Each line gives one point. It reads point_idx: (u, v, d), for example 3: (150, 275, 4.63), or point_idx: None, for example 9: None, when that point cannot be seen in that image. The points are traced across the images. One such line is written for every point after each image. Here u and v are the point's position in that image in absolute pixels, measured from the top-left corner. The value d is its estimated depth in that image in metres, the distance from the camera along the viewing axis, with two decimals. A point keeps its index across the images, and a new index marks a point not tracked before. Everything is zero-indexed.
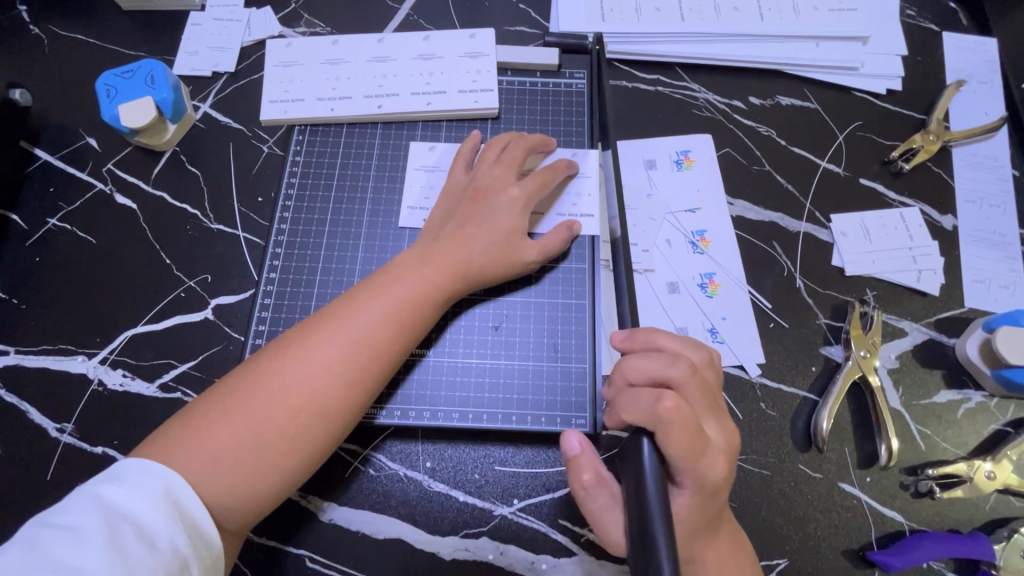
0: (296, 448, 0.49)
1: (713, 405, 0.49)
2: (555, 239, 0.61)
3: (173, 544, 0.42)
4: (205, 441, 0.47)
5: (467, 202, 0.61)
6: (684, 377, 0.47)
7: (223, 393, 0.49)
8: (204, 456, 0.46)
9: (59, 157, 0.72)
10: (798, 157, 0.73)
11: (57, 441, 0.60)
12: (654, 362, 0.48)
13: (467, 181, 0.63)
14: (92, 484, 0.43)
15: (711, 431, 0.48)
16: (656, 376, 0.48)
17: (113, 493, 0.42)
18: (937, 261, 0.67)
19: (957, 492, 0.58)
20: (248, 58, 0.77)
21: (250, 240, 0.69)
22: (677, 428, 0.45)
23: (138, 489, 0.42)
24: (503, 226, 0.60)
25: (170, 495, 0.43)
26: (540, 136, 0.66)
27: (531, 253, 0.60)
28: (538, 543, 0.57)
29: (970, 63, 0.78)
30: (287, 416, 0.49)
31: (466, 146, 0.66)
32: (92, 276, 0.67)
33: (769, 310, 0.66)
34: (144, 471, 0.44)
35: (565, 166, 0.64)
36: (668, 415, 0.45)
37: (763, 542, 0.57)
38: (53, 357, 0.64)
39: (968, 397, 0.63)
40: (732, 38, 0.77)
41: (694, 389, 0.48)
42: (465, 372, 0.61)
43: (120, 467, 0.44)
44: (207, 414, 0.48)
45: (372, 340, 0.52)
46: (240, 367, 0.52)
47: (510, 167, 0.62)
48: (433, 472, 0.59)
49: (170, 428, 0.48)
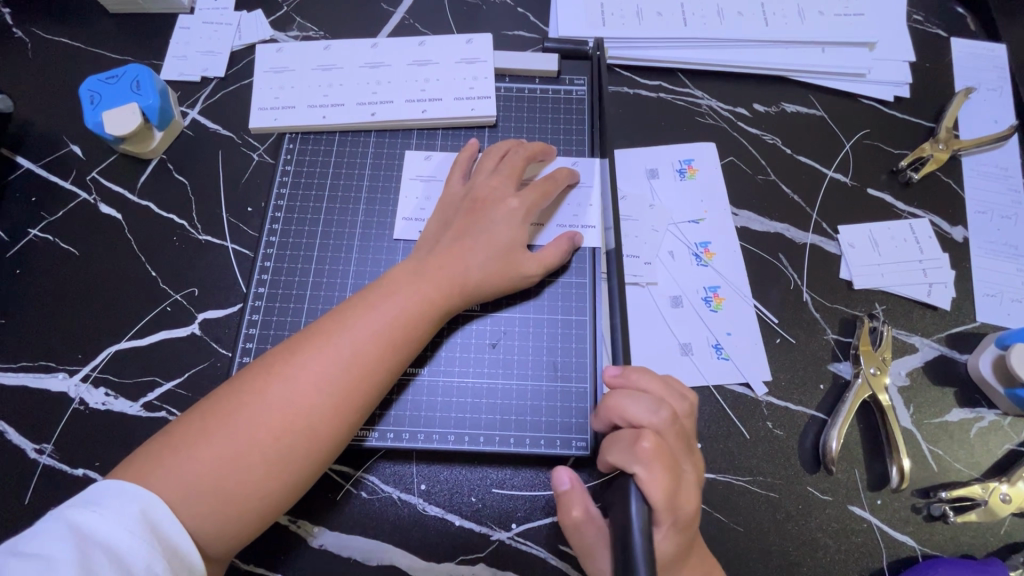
0: (283, 471, 0.47)
1: (690, 448, 0.50)
2: (556, 251, 0.59)
3: (150, 571, 0.39)
4: (187, 463, 0.44)
5: (465, 214, 0.59)
6: (666, 422, 0.48)
7: (207, 412, 0.47)
8: (185, 479, 0.44)
9: (41, 165, 0.70)
10: (804, 167, 0.71)
11: (36, 462, 0.58)
12: (638, 407, 0.49)
13: (465, 191, 0.61)
14: (65, 508, 0.41)
15: (689, 472, 0.49)
16: (639, 421, 0.48)
17: (87, 518, 0.40)
18: (948, 274, 0.66)
19: (972, 516, 0.56)
20: (238, 63, 0.75)
21: (238, 252, 0.66)
22: (657, 469, 0.46)
23: (113, 513, 0.40)
24: (501, 239, 0.58)
25: (148, 519, 0.41)
26: (539, 144, 0.64)
27: (531, 266, 0.58)
28: (536, 570, 0.55)
29: (979, 69, 0.77)
30: (273, 437, 0.46)
31: (463, 154, 0.64)
32: (74, 289, 0.65)
33: (775, 325, 0.64)
34: (121, 493, 0.42)
35: (566, 176, 0.62)
36: (647, 456, 0.46)
37: (770, 568, 0.55)
38: (32, 374, 0.61)
39: (981, 415, 0.61)
40: (735, 44, 0.75)
41: (674, 434, 0.48)
42: (461, 392, 0.58)
43: (96, 489, 0.42)
44: (189, 434, 0.46)
45: (363, 358, 0.50)
46: (225, 385, 0.50)
47: (509, 177, 0.60)
48: (427, 495, 0.57)
49: (150, 447, 0.46)
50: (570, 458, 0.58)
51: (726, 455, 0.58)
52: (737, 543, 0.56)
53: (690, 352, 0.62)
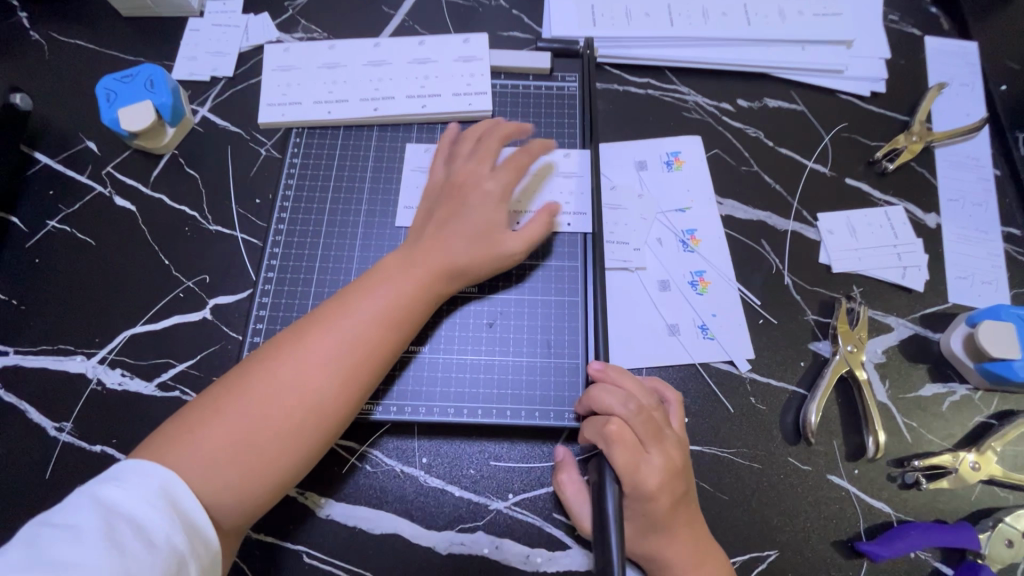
0: (291, 447, 0.50)
1: (663, 439, 0.53)
2: (537, 228, 0.62)
3: (171, 542, 0.42)
4: (200, 444, 0.47)
5: (447, 200, 0.62)
6: (632, 411, 0.53)
7: (216, 396, 0.50)
8: (198, 457, 0.47)
9: (59, 160, 0.73)
10: (785, 158, 0.74)
11: (56, 439, 0.61)
12: (609, 397, 0.54)
13: (445, 179, 0.65)
14: (90, 486, 0.43)
15: (656, 461, 0.52)
16: (609, 410, 0.53)
17: (111, 494, 0.42)
18: (921, 258, 0.69)
19: (943, 483, 0.59)
20: (246, 63, 0.79)
21: (247, 241, 0.70)
22: (616, 449, 0.51)
23: (137, 489, 0.43)
24: (483, 221, 0.61)
25: (168, 494, 0.44)
26: (514, 124, 0.66)
27: (514, 244, 0.61)
28: (532, 537, 0.58)
29: (951, 66, 0.81)
30: (281, 416, 0.49)
31: (442, 144, 0.68)
32: (91, 277, 0.68)
33: (758, 306, 0.67)
34: (142, 471, 0.44)
35: (541, 148, 0.65)
36: (609, 438, 0.52)
37: (754, 534, 0.58)
38: (53, 357, 0.64)
39: (953, 390, 0.64)
40: (719, 43, 0.79)
41: (641, 421, 0.53)
42: (460, 368, 0.62)
43: (118, 469, 0.44)
44: (200, 416, 0.49)
45: (362, 339, 0.53)
46: (229, 372, 0.52)
47: (485, 159, 0.63)
48: (428, 468, 0.60)
49: (162, 434, 0.48)
50: (564, 431, 0.61)
51: (712, 428, 0.62)
52: (722, 511, 0.59)
53: (677, 332, 0.66)
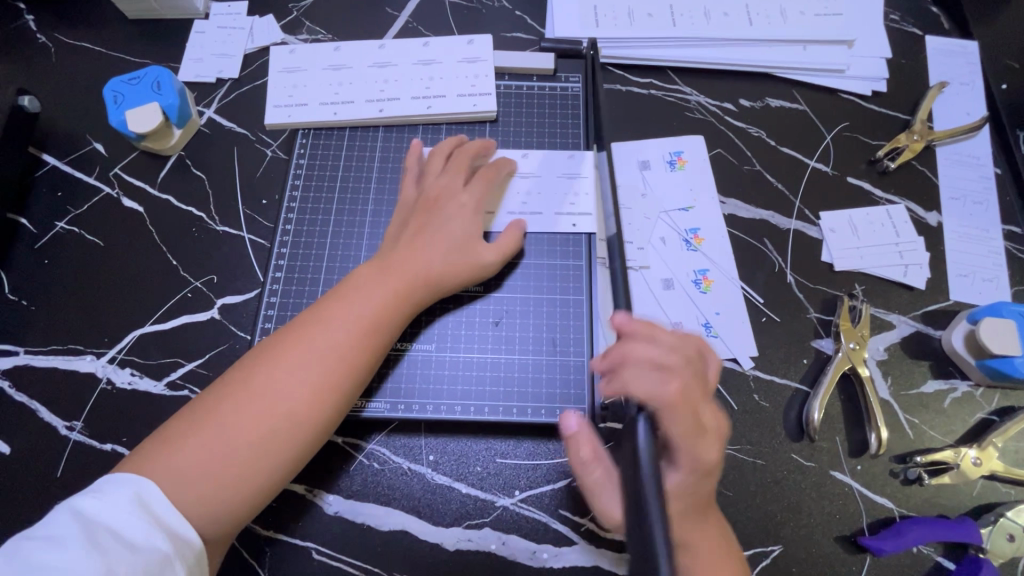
0: (267, 457, 0.50)
1: (708, 392, 0.50)
2: (510, 239, 0.63)
3: (151, 543, 0.44)
4: (178, 456, 0.48)
5: (420, 212, 0.63)
6: (681, 365, 0.48)
7: (194, 411, 0.51)
8: (175, 469, 0.47)
9: (66, 162, 0.74)
10: (787, 157, 0.75)
11: (67, 438, 0.62)
12: (657, 348, 0.49)
13: (418, 193, 0.65)
14: (72, 498, 0.45)
15: (711, 418, 0.49)
16: (661, 361, 0.48)
17: (89, 505, 0.44)
18: (923, 256, 0.70)
19: (945, 479, 0.60)
20: (252, 65, 0.79)
21: (254, 241, 0.70)
22: (681, 412, 0.46)
23: (111, 499, 0.44)
24: (457, 232, 0.62)
25: (142, 501, 0.45)
26: (480, 141, 0.68)
27: (489, 254, 0.62)
28: (539, 533, 0.58)
29: (952, 65, 0.81)
30: (255, 427, 0.50)
31: (410, 158, 0.68)
32: (100, 277, 0.69)
33: (761, 305, 0.68)
34: (118, 483, 0.46)
35: (506, 165, 0.67)
36: (675, 400, 0.46)
37: (758, 530, 0.59)
38: (62, 357, 0.65)
39: (955, 386, 0.65)
40: (722, 43, 0.79)
41: (692, 376, 0.49)
42: (467, 366, 0.62)
43: (98, 481, 0.46)
44: (180, 429, 0.50)
45: (336, 348, 0.54)
46: (211, 386, 0.53)
47: (456, 173, 0.65)
48: (436, 465, 0.61)
49: (146, 447, 0.49)
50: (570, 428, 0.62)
51: None
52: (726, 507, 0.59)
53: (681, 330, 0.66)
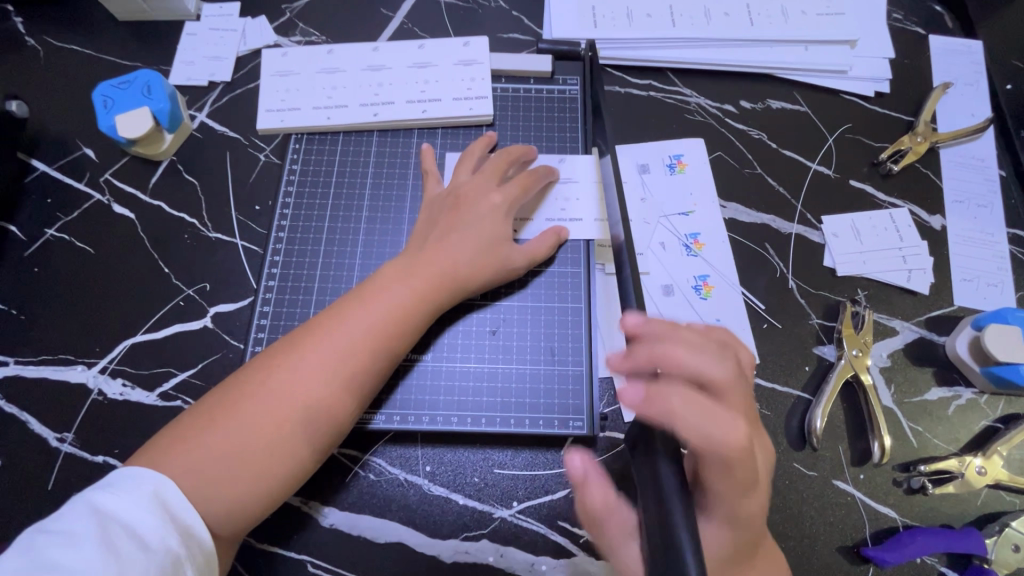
0: (282, 456, 0.49)
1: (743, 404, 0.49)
2: (542, 244, 0.63)
3: (165, 543, 0.43)
4: (195, 451, 0.47)
5: (449, 211, 0.62)
6: (724, 378, 0.46)
7: (213, 403, 0.50)
8: (192, 463, 0.47)
9: (56, 168, 0.73)
10: (789, 160, 0.74)
11: (58, 450, 0.61)
12: (700, 363, 0.46)
13: (447, 190, 0.65)
14: (86, 492, 0.44)
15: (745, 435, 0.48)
16: (702, 380, 0.45)
17: (105, 499, 0.43)
18: (926, 261, 0.69)
19: (949, 488, 0.59)
20: (244, 67, 0.78)
21: (247, 248, 0.69)
22: (735, 437, 0.43)
23: (129, 494, 0.43)
24: (485, 233, 0.61)
25: (159, 498, 0.44)
26: (521, 147, 0.67)
27: (516, 257, 0.62)
28: (537, 545, 0.58)
29: (956, 65, 0.80)
30: (273, 424, 0.49)
31: (427, 162, 0.68)
32: (91, 285, 0.68)
33: (762, 311, 0.67)
34: (135, 476, 0.45)
35: (546, 173, 0.66)
36: (730, 425, 0.43)
37: None
38: (53, 367, 0.64)
39: (959, 393, 0.64)
40: (722, 44, 0.78)
41: (732, 392, 0.47)
42: (464, 376, 0.61)
43: (114, 474, 0.45)
44: (198, 422, 0.49)
45: (356, 347, 0.53)
46: (229, 378, 0.52)
47: (492, 175, 0.64)
48: (432, 476, 0.60)
49: (162, 438, 0.49)
50: (568, 438, 0.61)
51: None
52: None
53: None
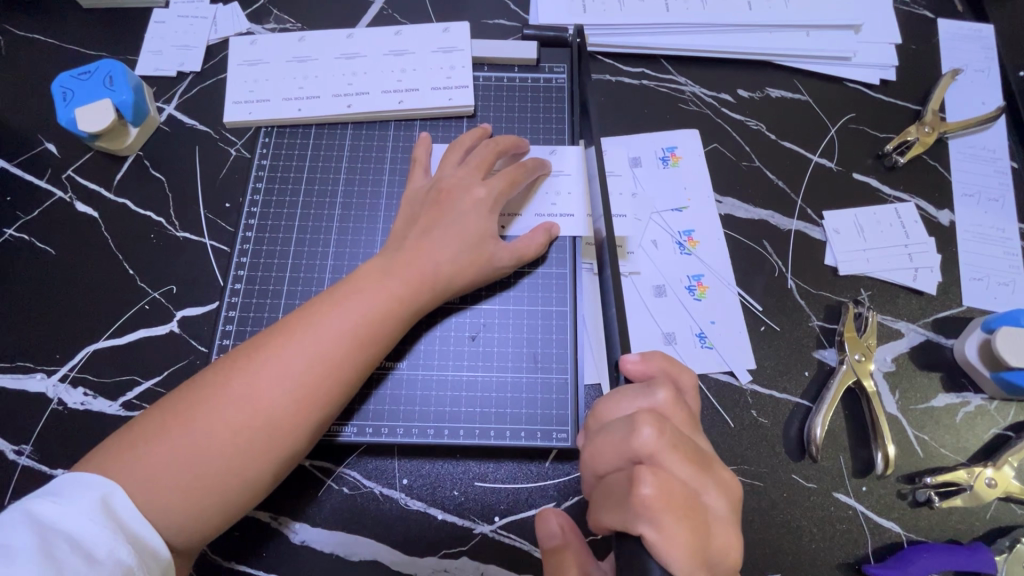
0: (239, 469, 0.45)
1: (703, 458, 0.42)
2: (531, 243, 0.58)
3: (115, 556, 0.39)
4: (147, 459, 0.43)
5: (431, 206, 0.58)
6: (653, 443, 0.40)
7: (169, 408, 0.46)
8: (144, 471, 0.43)
9: (16, 165, 0.69)
10: (788, 152, 0.70)
11: (15, 464, 0.57)
12: (615, 439, 0.42)
13: (430, 184, 0.60)
14: (24, 501, 0.40)
15: (713, 500, 0.41)
16: (625, 453, 0.41)
17: (46, 509, 0.39)
18: (934, 258, 0.65)
19: (957, 501, 0.55)
20: (214, 57, 0.74)
21: (217, 248, 0.66)
22: (669, 520, 0.38)
23: (73, 502, 0.40)
24: (469, 230, 0.56)
25: (108, 507, 0.41)
26: (510, 138, 0.62)
27: (503, 256, 0.57)
28: (520, 563, 0.54)
29: (966, 51, 0.76)
30: (232, 434, 0.45)
31: (420, 151, 0.63)
32: (52, 289, 0.64)
33: (759, 312, 0.63)
34: (83, 483, 0.41)
35: (535, 165, 0.61)
36: (652, 505, 0.38)
37: (755, 558, 0.55)
38: (10, 375, 0.61)
39: (967, 400, 0.60)
40: (718, 29, 0.74)
41: (674, 455, 0.40)
42: (441, 385, 0.58)
43: (58, 482, 0.42)
44: (151, 428, 0.45)
45: (328, 353, 0.49)
46: (189, 381, 0.49)
47: (476, 168, 0.59)
48: (409, 490, 0.56)
49: (112, 443, 0.45)
50: (553, 450, 0.57)
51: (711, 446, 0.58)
52: None
53: (673, 341, 0.62)
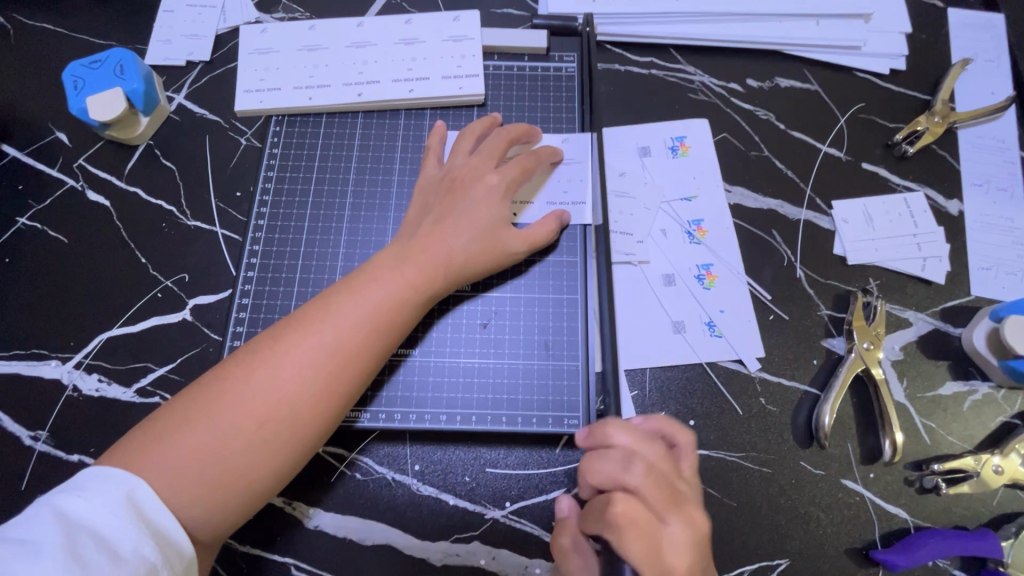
0: (262, 460, 0.46)
1: (680, 499, 0.46)
2: (543, 229, 0.59)
3: (140, 553, 0.40)
4: (171, 451, 0.44)
5: (444, 195, 0.58)
6: (634, 477, 0.45)
7: (190, 399, 0.47)
8: (170, 464, 0.44)
9: (28, 153, 0.69)
10: (797, 141, 0.70)
11: (31, 448, 0.58)
12: (604, 463, 0.47)
13: (441, 174, 0.60)
14: (51, 496, 0.40)
15: (679, 534, 0.45)
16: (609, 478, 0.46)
17: (71, 505, 0.40)
18: (943, 248, 0.65)
19: (964, 488, 0.56)
20: (223, 45, 0.74)
21: (228, 237, 0.66)
22: (631, 537, 0.43)
23: (98, 497, 0.40)
24: (483, 217, 0.57)
25: (133, 503, 0.41)
26: (523, 126, 0.62)
27: (516, 243, 0.57)
28: (531, 547, 0.55)
29: (976, 40, 0.75)
30: (255, 424, 0.46)
31: (433, 139, 0.63)
32: (64, 277, 0.65)
33: (769, 302, 0.63)
34: (109, 477, 0.42)
35: (549, 154, 0.61)
36: (623, 525, 0.44)
37: (763, 543, 0.55)
38: (25, 363, 0.61)
39: (975, 388, 0.61)
40: (728, 18, 0.73)
41: (650, 488, 0.45)
42: (453, 372, 0.59)
43: (83, 475, 0.42)
44: (175, 420, 0.46)
45: (346, 343, 0.49)
46: (208, 372, 0.49)
47: (488, 156, 0.59)
48: (421, 476, 0.57)
49: (136, 435, 0.45)
50: (563, 436, 0.58)
51: (719, 432, 0.59)
52: (730, 518, 0.56)
53: (682, 330, 0.62)
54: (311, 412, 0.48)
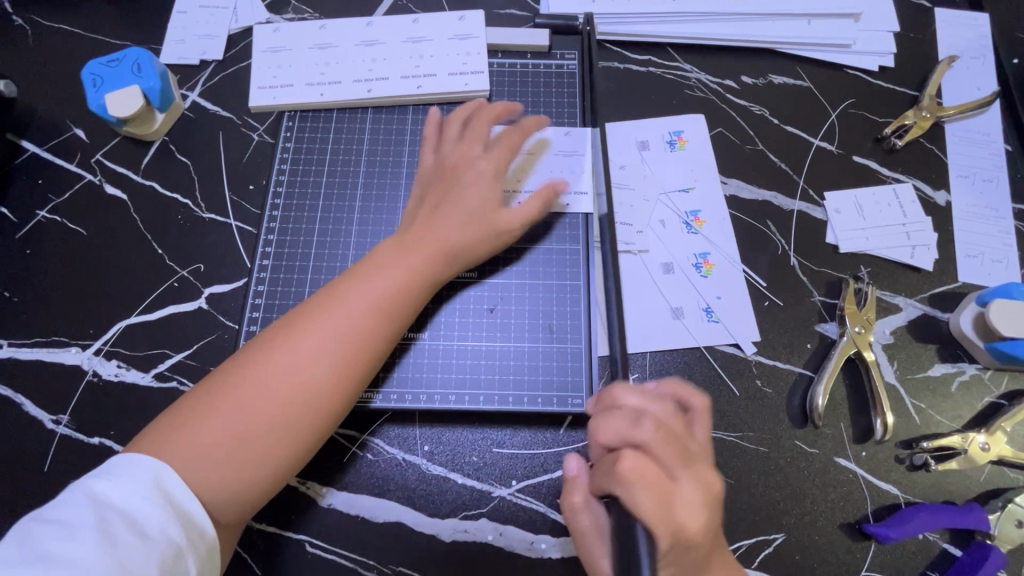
0: (283, 440, 0.48)
1: (687, 457, 0.47)
2: (534, 203, 0.60)
3: (165, 535, 0.42)
4: (196, 436, 0.46)
5: (438, 183, 0.60)
6: (647, 433, 0.46)
7: (211, 389, 0.49)
8: (197, 448, 0.46)
9: (46, 148, 0.72)
10: (791, 135, 0.72)
11: (53, 432, 0.60)
12: (615, 422, 0.48)
13: (434, 163, 0.63)
14: (84, 480, 0.43)
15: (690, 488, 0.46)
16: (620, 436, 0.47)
17: (103, 489, 0.42)
18: (931, 237, 0.68)
19: (952, 464, 0.58)
20: (236, 45, 0.76)
21: (242, 228, 0.68)
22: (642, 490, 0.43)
23: (127, 482, 0.42)
24: (476, 199, 0.59)
25: (160, 487, 0.43)
26: (501, 104, 0.65)
27: (510, 221, 0.59)
28: (537, 524, 0.57)
29: (962, 38, 0.78)
30: (274, 407, 0.48)
31: (427, 128, 0.65)
32: (84, 267, 0.67)
33: (764, 288, 0.66)
34: (135, 464, 0.43)
35: (533, 125, 0.63)
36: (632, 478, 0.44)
37: (760, 518, 0.58)
38: (47, 350, 0.63)
39: (962, 369, 0.63)
40: (723, 18, 0.76)
41: (661, 445, 0.46)
42: (461, 354, 0.61)
43: (113, 461, 0.44)
44: (197, 409, 0.48)
45: (359, 327, 0.52)
46: (225, 363, 0.51)
47: (475, 141, 0.62)
48: (430, 456, 0.59)
49: (160, 425, 0.47)
50: (568, 416, 0.60)
51: (717, 413, 0.61)
52: (727, 495, 0.58)
53: (681, 316, 0.64)
54: (329, 392, 0.50)
